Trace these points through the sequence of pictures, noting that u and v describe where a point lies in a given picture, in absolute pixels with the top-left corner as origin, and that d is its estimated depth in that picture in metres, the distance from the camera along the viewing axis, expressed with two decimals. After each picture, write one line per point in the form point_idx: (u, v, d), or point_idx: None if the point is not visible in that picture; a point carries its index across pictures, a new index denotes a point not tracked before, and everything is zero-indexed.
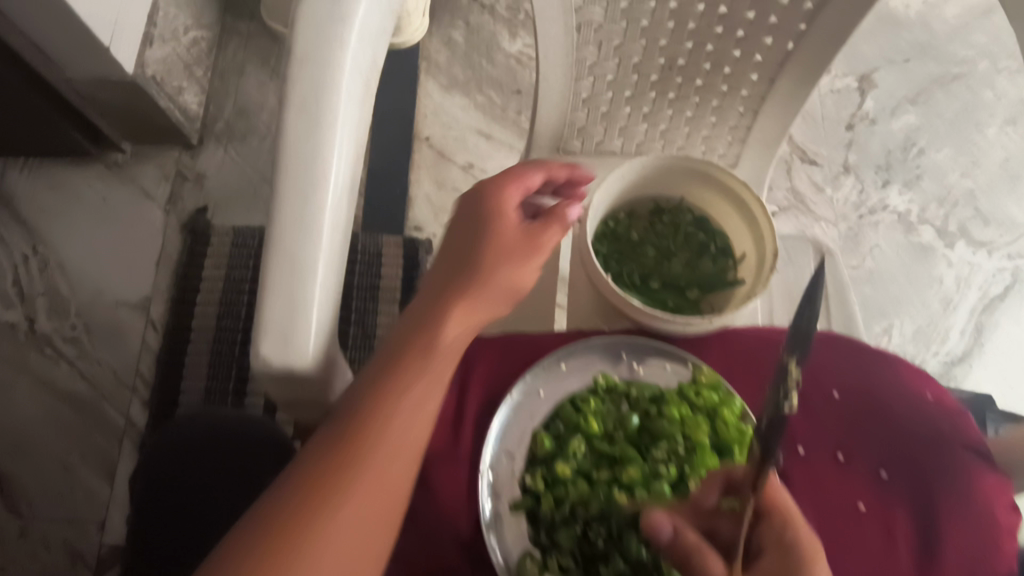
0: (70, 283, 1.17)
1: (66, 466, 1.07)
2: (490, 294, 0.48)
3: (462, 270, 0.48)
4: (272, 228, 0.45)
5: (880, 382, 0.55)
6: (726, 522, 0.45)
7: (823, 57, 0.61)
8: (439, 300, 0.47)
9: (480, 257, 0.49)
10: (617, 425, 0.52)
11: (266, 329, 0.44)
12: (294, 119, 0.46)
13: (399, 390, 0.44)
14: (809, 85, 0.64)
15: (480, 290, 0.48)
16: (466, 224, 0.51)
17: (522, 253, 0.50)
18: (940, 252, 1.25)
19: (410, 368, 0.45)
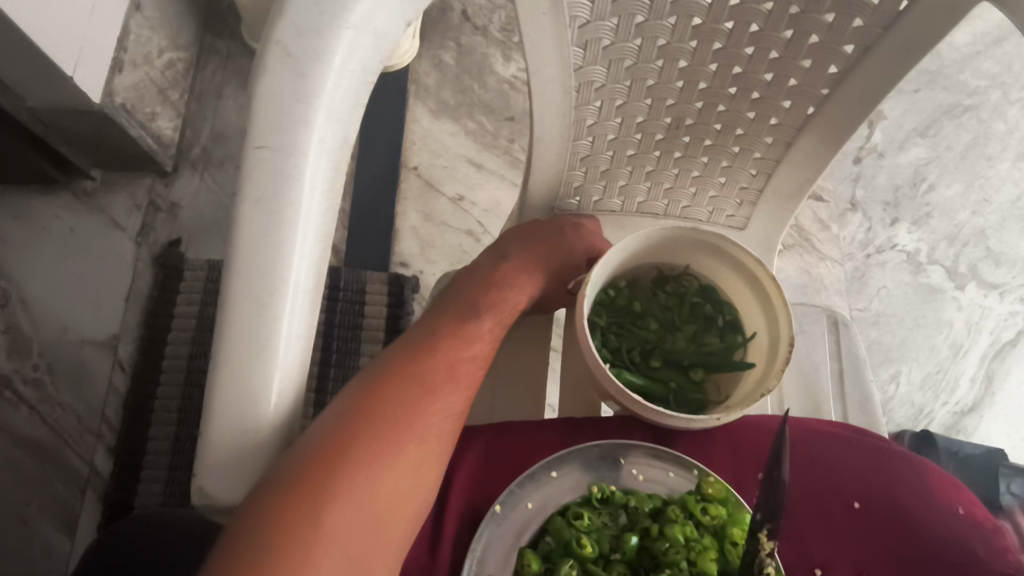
0: (32, 319, 1.10)
1: (24, 518, 1.01)
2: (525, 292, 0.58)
3: (495, 275, 0.57)
4: (220, 341, 0.40)
5: (909, 492, 0.49)
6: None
7: (847, 122, 0.56)
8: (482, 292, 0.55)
9: (512, 264, 0.58)
10: (613, 546, 0.45)
11: (209, 461, 0.38)
12: (250, 214, 0.41)
13: (451, 350, 0.48)
14: (830, 149, 0.58)
15: (511, 286, 0.57)
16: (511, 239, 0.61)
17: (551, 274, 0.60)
18: (949, 294, 1.20)
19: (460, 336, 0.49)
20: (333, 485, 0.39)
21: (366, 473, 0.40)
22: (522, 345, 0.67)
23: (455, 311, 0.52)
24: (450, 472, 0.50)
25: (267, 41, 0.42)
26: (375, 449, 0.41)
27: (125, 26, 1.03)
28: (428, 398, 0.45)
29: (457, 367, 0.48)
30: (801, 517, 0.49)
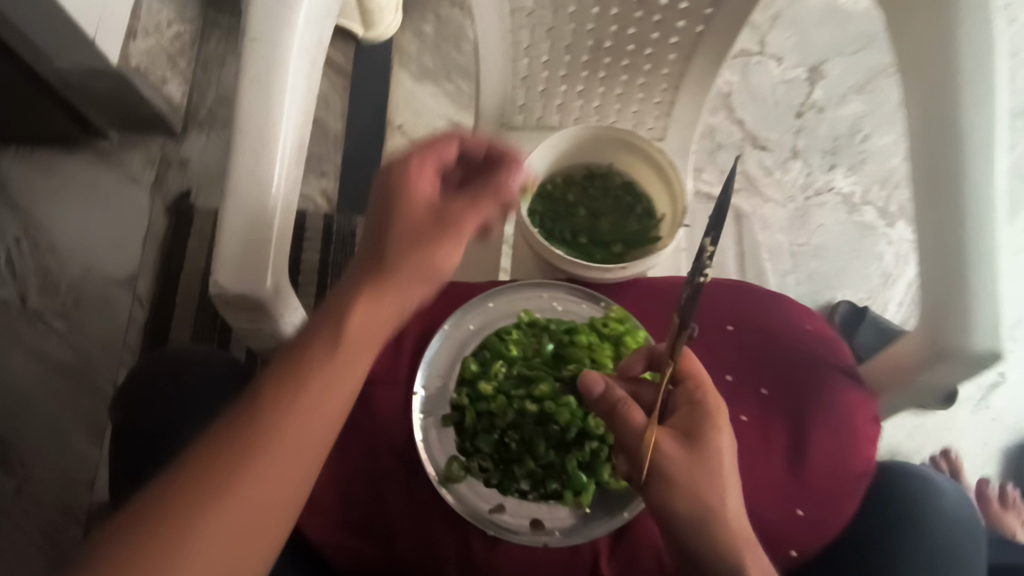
0: (60, 261, 1.24)
1: (60, 429, 1.15)
2: (404, 271, 0.49)
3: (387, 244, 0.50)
4: (228, 180, 0.52)
5: (766, 315, 0.63)
6: (649, 388, 0.53)
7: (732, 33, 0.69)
8: (376, 282, 0.49)
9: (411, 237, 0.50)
10: (535, 352, 0.60)
11: (223, 263, 0.51)
12: (247, 88, 0.54)
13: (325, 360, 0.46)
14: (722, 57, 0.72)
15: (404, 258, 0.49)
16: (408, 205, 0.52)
17: (437, 245, 0.50)
18: (881, 230, 1.33)
19: (321, 344, 0.47)
20: (180, 540, 0.39)
21: (214, 517, 0.41)
22: None
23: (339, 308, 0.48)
24: None
25: None
26: (218, 487, 0.41)
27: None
28: (278, 423, 0.44)
29: (319, 382, 0.46)
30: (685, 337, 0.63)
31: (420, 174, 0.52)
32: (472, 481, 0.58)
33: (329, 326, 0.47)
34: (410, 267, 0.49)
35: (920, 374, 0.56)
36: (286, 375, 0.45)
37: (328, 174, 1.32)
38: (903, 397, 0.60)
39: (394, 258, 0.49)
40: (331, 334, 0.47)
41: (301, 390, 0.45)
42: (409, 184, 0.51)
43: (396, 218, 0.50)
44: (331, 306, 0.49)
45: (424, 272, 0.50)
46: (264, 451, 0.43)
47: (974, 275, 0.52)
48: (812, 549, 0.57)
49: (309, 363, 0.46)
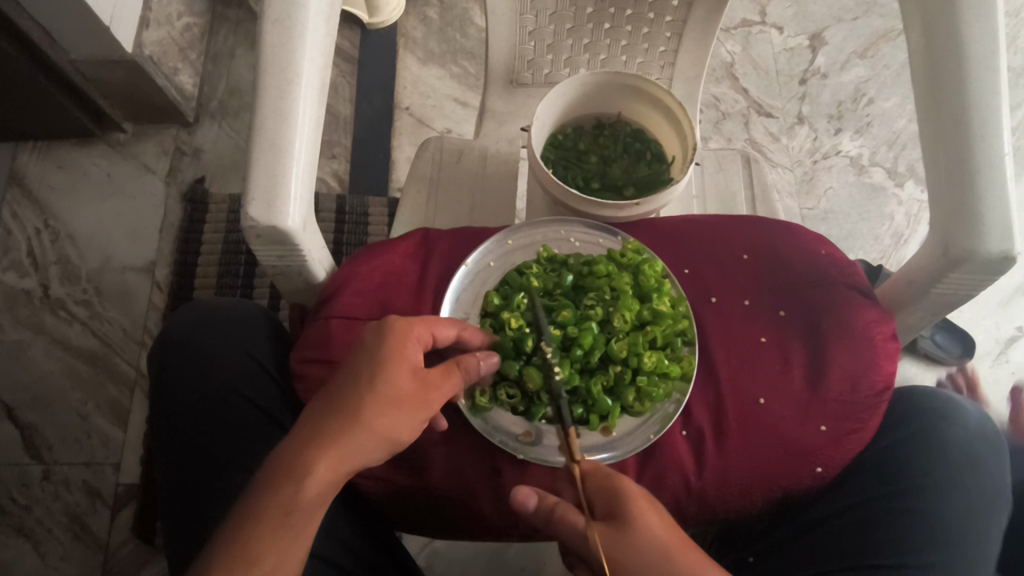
0: (80, 251, 1.26)
1: (83, 414, 1.16)
2: (372, 425, 0.48)
3: (381, 363, 0.50)
4: (256, 118, 0.54)
5: (781, 243, 0.64)
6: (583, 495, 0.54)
7: None
8: (383, 408, 0.48)
9: (408, 365, 0.50)
10: (555, 284, 0.61)
11: (253, 196, 0.53)
12: (272, 31, 0.56)
13: (321, 480, 0.46)
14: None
15: (403, 384, 0.49)
16: (403, 330, 0.51)
17: (407, 407, 0.49)
18: (890, 191, 1.34)
19: (280, 487, 0.45)
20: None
21: None
22: (494, 192, 0.80)
23: (337, 425, 0.47)
24: (432, 248, 0.66)
25: None
26: None
27: None
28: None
29: (275, 534, 0.45)
30: (702, 265, 0.64)
31: (410, 339, 0.51)
32: (498, 412, 0.59)
33: (291, 473, 0.46)
34: (379, 420, 0.48)
35: (934, 286, 0.57)
36: (243, 522, 0.45)
37: (338, 157, 1.34)
38: (923, 312, 0.60)
39: (363, 409, 0.48)
40: (288, 479, 0.46)
41: (263, 540, 0.44)
42: (390, 342, 0.50)
43: (378, 378, 0.49)
44: (299, 442, 0.47)
45: (389, 434, 0.49)
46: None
47: (983, 180, 0.53)
48: (835, 463, 0.58)
49: (266, 511, 0.45)
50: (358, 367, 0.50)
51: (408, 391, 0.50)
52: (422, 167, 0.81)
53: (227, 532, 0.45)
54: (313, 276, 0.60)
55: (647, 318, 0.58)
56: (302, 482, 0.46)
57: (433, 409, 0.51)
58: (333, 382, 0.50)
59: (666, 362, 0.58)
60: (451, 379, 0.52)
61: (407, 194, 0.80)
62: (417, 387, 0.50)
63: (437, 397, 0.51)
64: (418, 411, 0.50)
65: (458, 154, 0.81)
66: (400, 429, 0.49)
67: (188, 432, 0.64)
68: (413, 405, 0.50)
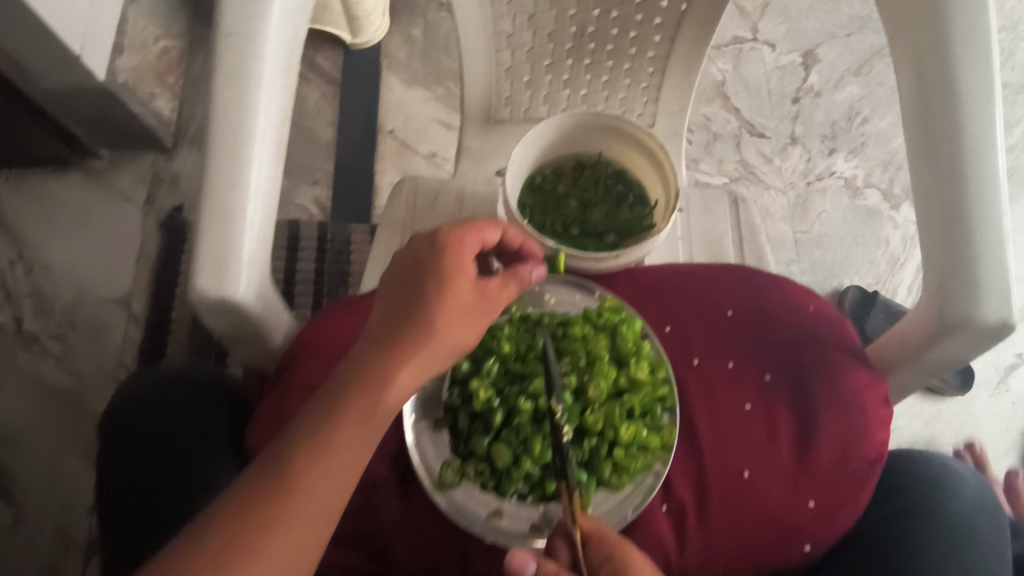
0: (55, 284, 1.23)
1: (56, 454, 1.13)
2: (450, 339, 0.47)
3: (444, 269, 0.48)
4: (205, 181, 0.51)
5: (768, 299, 0.61)
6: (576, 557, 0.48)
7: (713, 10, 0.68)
8: (450, 315, 0.47)
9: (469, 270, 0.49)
10: (528, 347, 0.57)
11: (202, 266, 0.50)
12: (223, 85, 0.52)
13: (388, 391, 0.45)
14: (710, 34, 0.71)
15: (466, 289, 0.48)
16: (463, 236, 0.49)
17: (476, 320, 0.48)
18: (886, 214, 1.31)
19: (351, 410, 0.44)
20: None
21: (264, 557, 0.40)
22: None
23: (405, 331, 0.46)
24: None
25: None
26: (260, 532, 0.41)
27: (123, 15, 1.18)
28: (304, 495, 0.42)
29: (340, 437, 0.43)
30: (684, 323, 0.61)
31: (467, 247, 0.49)
32: (467, 486, 0.55)
33: (364, 383, 0.44)
34: (453, 331, 0.47)
35: (928, 350, 0.53)
36: (312, 430, 0.43)
37: (320, 183, 1.31)
38: (916, 375, 0.56)
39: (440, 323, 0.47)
40: (363, 397, 0.44)
41: (331, 448, 0.43)
42: (454, 258, 0.48)
43: (443, 286, 0.47)
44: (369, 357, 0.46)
45: (460, 345, 0.48)
46: (281, 514, 0.41)
47: (980, 240, 0.49)
48: (824, 540, 0.54)
49: (334, 415, 0.44)
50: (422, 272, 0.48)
51: (472, 296, 0.48)
52: (396, 211, 0.78)
53: (293, 445, 0.43)
54: (270, 341, 0.57)
55: (624, 386, 0.55)
56: (372, 390, 0.44)
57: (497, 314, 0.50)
58: (399, 292, 0.48)
59: (644, 433, 0.54)
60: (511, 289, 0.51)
61: (380, 240, 0.77)
62: (478, 293, 0.48)
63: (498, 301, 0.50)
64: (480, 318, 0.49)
65: (433, 197, 0.78)
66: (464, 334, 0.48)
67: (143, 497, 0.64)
68: (476, 312, 0.48)
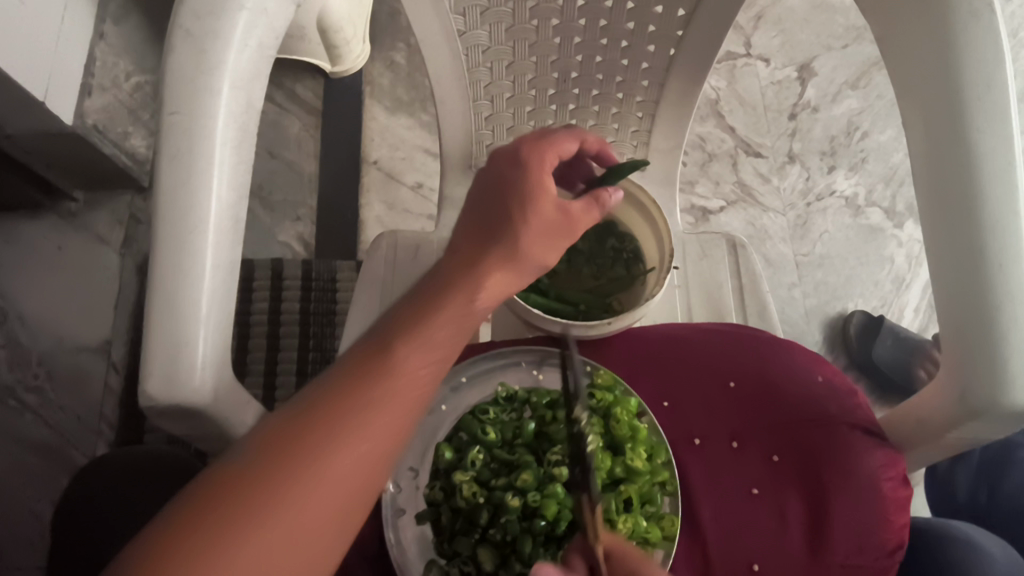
0: (30, 333, 1.18)
1: (37, 513, 1.09)
2: (531, 249, 0.45)
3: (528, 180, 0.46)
4: (153, 275, 0.47)
5: (774, 368, 0.57)
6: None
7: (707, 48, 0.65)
8: (538, 229, 0.46)
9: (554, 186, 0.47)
10: (515, 433, 0.53)
11: (150, 370, 0.45)
12: (169, 168, 0.48)
13: (467, 301, 0.43)
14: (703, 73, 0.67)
15: (547, 203, 0.46)
16: (548, 153, 0.47)
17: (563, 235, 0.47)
18: (889, 233, 1.26)
19: (441, 309, 0.42)
20: (255, 494, 0.35)
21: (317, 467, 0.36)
22: None
23: (488, 238, 0.45)
24: None
25: (173, 26, 0.50)
26: (319, 430, 0.37)
27: (90, 54, 1.14)
28: (352, 409, 0.38)
29: (422, 325, 0.41)
30: (683, 398, 0.57)
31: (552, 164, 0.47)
32: None
33: (448, 295, 0.42)
34: (541, 243, 0.46)
35: (949, 431, 0.49)
36: (393, 331, 0.41)
37: (304, 218, 1.27)
38: (935, 452, 0.52)
39: (522, 233, 0.45)
40: (454, 297, 0.42)
41: (405, 352, 0.40)
42: (542, 155, 0.47)
43: (527, 200, 0.45)
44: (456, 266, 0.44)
45: (543, 250, 0.46)
46: (355, 417, 0.38)
47: (1006, 317, 0.45)
48: None
49: (419, 311, 0.42)
50: (500, 189, 0.46)
51: (555, 216, 0.46)
52: (375, 267, 0.74)
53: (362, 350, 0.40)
54: (236, 438, 0.51)
55: (620, 475, 0.51)
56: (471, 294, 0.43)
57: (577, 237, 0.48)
58: (495, 197, 0.46)
59: (644, 525, 0.49)
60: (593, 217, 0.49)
61: (357, 300, 0.72)
62: (561, 211, 0.47)
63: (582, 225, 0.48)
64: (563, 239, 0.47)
65: (413, 250, 0.74)
66: (545, 251, 0.46)
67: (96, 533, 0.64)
68: (559, 233, 0.47)
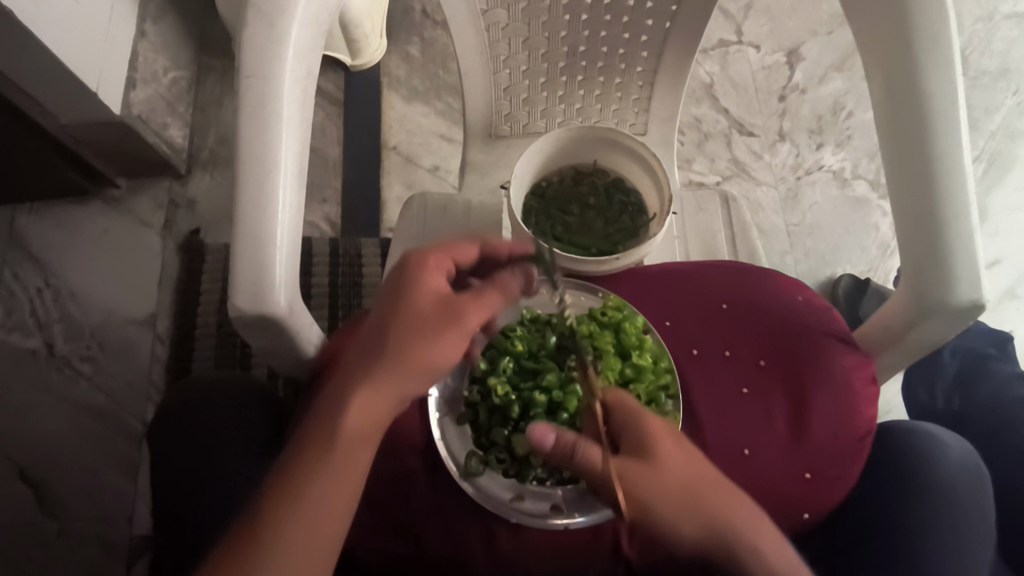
0: (81, 308, 1.28)
1: (94, 470, 1.19)
2: (416, 349, 0.51)
3: (404, 294, 0.53)
4: (237, 209, 0.57)
5: (761, 291, 0.67)
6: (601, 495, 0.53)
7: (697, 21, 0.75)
8: (415, 331, 0.51)
9: (431, 288, 0.53)
10: (539, 346, 0.63)
11: (238, 287, 0.55)
12: (247, 123, 0.58)
13: (354, 416, 0.48)
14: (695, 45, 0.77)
15: (423, 306, 0.52)
16: (421, 262, 0.54)
17: (447, 332, 0.52)
18: (874, 203, 1.36)
19: (330, 432, 0.47)
20: None
21: None
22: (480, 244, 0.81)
23: (371, 352, 0.50)
24: None
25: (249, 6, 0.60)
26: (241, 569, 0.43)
27: (134, 50, 1.24)
28: (265, 544, 0.44)
29: (316, 452, 0.47)
30: (682, 318, 0.66)
31: (432, 270, 0.54)
32: (491, 472, 0.61)
33: (331, 409, 0.48)
34: (430, 344, 0.51)
35: (907, 331, 0.59)
36: (291, 466, 0.47)
37: (329, 200, 1.37)
38: (899, 356, 0.62)
39: (400, 336, 0.51)
40: (339, 418, 0.48)
41: (306, 475, 0.46)
42: (419, 273, 0.53)
43: (405, 306, 0.52)
44: (341, 382, 0.50)
45: (426, 354, 0.51)
46: (270, 555, 0.44)
47: (951, 230, 0.55)
48: (822, 509, 0.60)
49: (310, 435, 0.48)
50: (385, 306, 0.53)
51: (434, 312, 0.52)
52: (408, 226, 0.82)
53: (270, 489, 0.46)
54: (303, 352, 0.62)
55: (631, 376, 0.60)
56: (350, 410, 0.48)
57: (469, 325, 0.53)
58: (383, 314, 0.52)
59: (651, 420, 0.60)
60: (487, 304, 0.55)
61: (393, 254, 0.81)
62: (444, 312, 0.52)
63: (471, 313, 0.53)
64: (450, 328, 0.52)
65: (442, 210, 0.82)
66: (435, 348, 0.51)
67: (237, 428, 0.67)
68: (444, 323, 0.52)
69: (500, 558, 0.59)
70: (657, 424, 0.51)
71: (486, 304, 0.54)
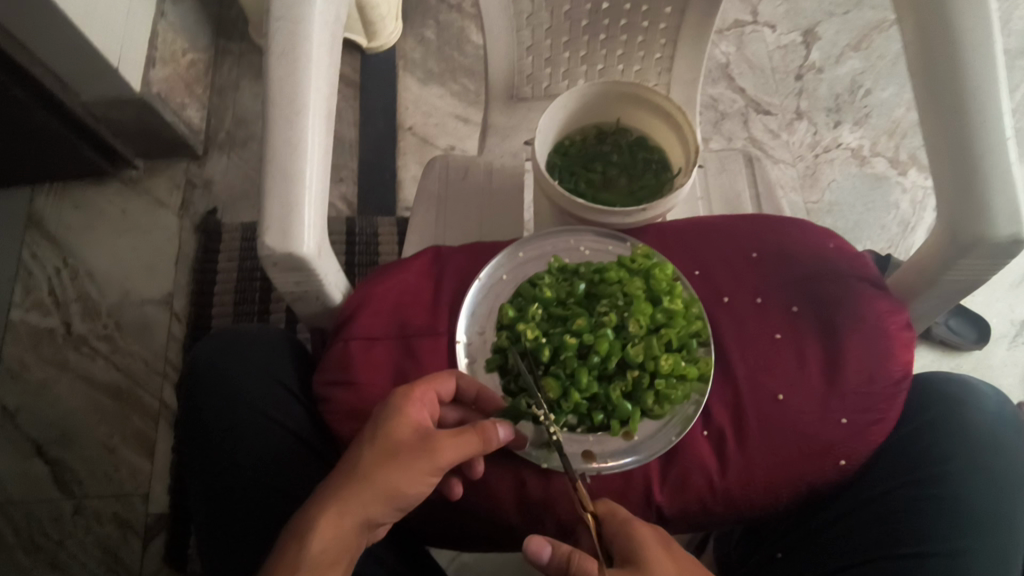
0: (99, 287, 1.28)
1: (110, 447, 1.18)
2: (381, 478, 0.49)
3: (380, 419, 0.51)
4: (267, 148, 0.57)
5: (791, 240, 0.66)
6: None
7: None
8: (386, 460, 0.49)
9: (407, 415, 0.51)
10: (568, 293, 0.62)
11: (268, 225, 0.55)
12: (278, 63, 0.58)
13: (317, 542, 0.46)
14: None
15: (396, 432, 0.51)
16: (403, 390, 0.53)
17: (417, 464, 0.50)
18: (894, 180, 1.34)
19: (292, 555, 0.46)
20: None
21: None
22: (502, 204, 0.80)
23: (342, 476, 0.49)
24: (442, 269, 0.67)
25: None
26: None
27: (153, 29, 1.25)
28: None
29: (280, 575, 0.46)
30: (711, 265, 0.66)
31: (413, 398, 0.52)
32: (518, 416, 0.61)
33: (293, 534, 0.47)
34: (397, 476, 0.49)
35: (943, 273, 0.58)
36: None
37: (345, 180, 1.37)
38: (932, 299, 0.62)
39: (368, 462, 0.49)
40: (302, 540, 0.46)
41: None
42: (398, 402, 0.52)
43: (379, 429, 0.51)
44: (309, 503, 0.49)
45: (393, 487, 0.49)
46: None
47: (986, 165, 0.54)
48: (858, 455, 0.59)
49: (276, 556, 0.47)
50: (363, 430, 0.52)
51: (407, 441, 0.50)
52: (430, 185, 0.81)
53: None
54: (330, 299, 0.62)
55: (661, 321, 0.59)
56: (312, 535, 0.47)
57: (440, 461, 0.50)
58: (360, 439, 0.51)
59: (683, 365, 0.59)
60: (464, 445, 0.51)
61: (415, 213, 0.80)
62: (415, 445, 0.50)
63: (445, 448, 0.51)
64: (421, 460, 0.50)
65: (464, 171, 0.82)
66: (402, 480, 0.49)
67: (275, 392, 0.66)
68: (415, 454, 0.50)
69: (530, 502, 0.59)
70: (650, 534, 0.49)
71: (460, 441, 0.51)
